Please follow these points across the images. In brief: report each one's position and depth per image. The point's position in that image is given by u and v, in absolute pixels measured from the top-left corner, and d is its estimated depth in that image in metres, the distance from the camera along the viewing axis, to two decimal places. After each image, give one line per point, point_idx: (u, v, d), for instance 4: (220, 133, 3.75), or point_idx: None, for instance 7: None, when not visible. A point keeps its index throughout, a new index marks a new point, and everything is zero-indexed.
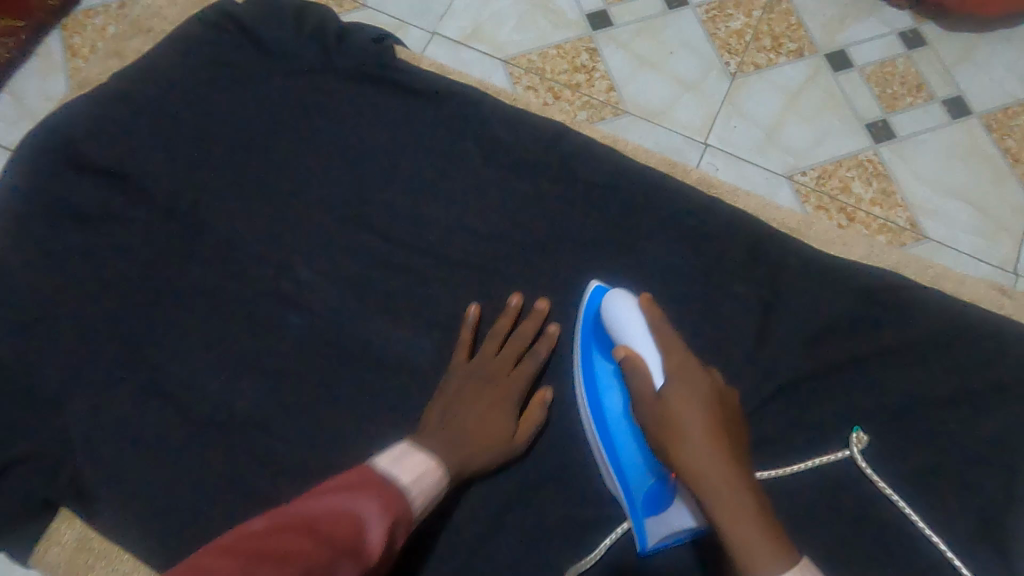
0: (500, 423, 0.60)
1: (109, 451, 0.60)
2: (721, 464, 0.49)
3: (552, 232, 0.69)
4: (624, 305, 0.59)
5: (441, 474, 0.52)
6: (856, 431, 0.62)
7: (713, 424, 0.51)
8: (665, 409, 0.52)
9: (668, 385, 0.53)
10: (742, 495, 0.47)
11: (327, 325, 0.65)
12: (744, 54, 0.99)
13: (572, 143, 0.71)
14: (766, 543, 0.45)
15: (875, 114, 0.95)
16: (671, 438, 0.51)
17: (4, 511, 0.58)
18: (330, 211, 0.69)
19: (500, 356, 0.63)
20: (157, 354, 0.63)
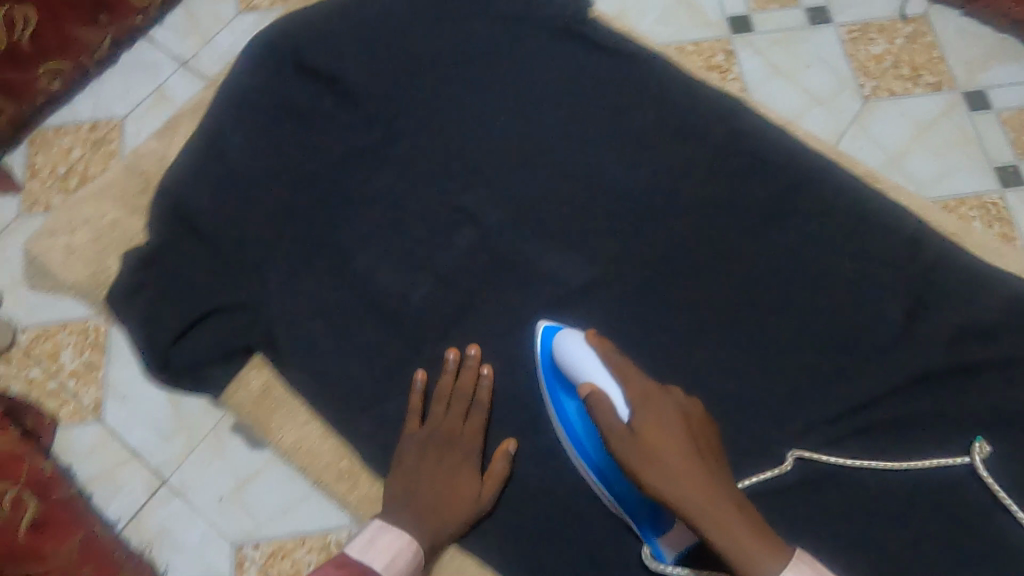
0: (469, 485, 0.64)
1: (300, 317, 0.68)
2: (702, 484, 0.55)
3: (716, 197, 0.73)
4: (576, 343, 0.61)
5: (416, 545, 0.61)
6: (979, 441, 0.64)
7: (686, 446, 0.57)
8: (642, 440, 0.56)
9: (636, 416, 0.57)
10: (724, 507, 0.54)
11: (499, 244, 0.71)
12: (881, 79, 1.01)
13: (745, 120, 0.75)
14: (758, 543, 0.53)
15: (1008, 158, 0.95)
16: (652, 470, 0.56)
17: (211, 349, 0.67)
18: (513, 147, 0.74)
19: (450, 416, 0.66)
20: (348, 243, 0.71)
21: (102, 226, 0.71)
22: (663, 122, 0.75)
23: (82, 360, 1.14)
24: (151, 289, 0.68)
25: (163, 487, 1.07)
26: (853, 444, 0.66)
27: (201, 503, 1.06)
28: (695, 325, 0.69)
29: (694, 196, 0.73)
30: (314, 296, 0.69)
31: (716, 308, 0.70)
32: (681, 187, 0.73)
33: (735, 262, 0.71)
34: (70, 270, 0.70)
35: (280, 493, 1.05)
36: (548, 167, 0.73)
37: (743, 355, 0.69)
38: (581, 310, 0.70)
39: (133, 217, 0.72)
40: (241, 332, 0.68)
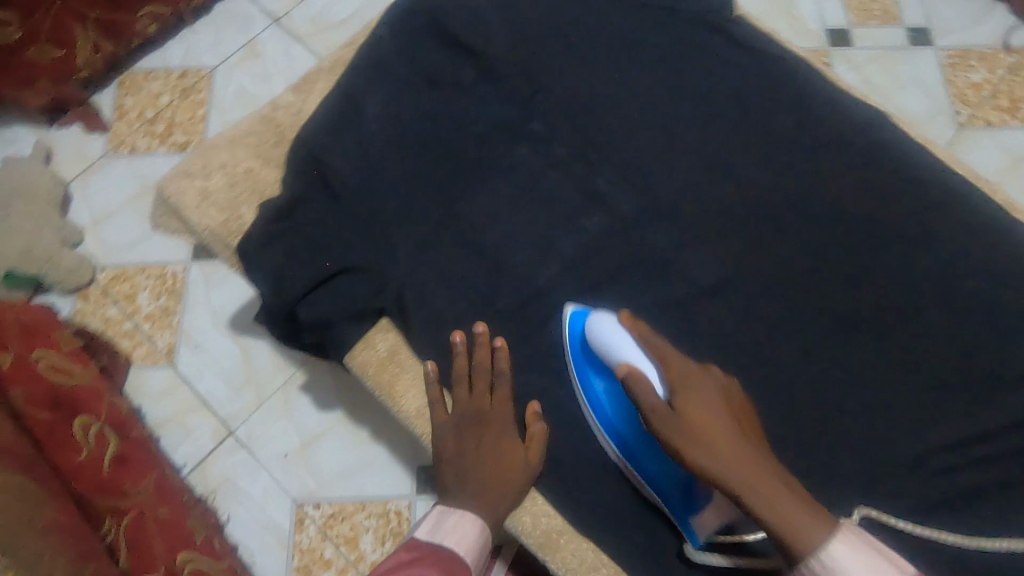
0: (512, 454, 0.64)
1: (427, 283, 0.68)
2: (748, 461, 0.55)
3: (855, 205, 0.71)
4: (609, 324, 0.62)
5: (477, 518, 0.63)
6: None
7: (727, 423, 0.57)
8: (683, 417, 0.57)
9: (675, 396, 0.58)
10: (771, 484, 0.54)
11: (628, 232, 0.71)
12: (977, 109, 1.32)
13: (888, 131, 0.74)
14: (808, 518, 0.52)
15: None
16: (694, 446, 0.56)
17: (338, 306, 0.67)
18: (652, 134, 0.73)
19: (474, 393, 0.66)
20: (478, 215, 0.71)
21: (237, 174, 0.72)
22: (805, 125, 0.74)
23: (157, 304, 1.20)
24: (284, 240, 0.68)
25: (230, 437, 1.12)
26: (993, 470, 0.63)
27: (266, 458, 1.11)
28: (828, 334, 0.68)
29: (837, 201, 0.71)
30: (446, 263, 0.69)
31: (851, 319, 0.68)
32: (822, 191, 0.71)
33: (871, 275, 0.69)
34: (202, 213, 0.70)
35: (346, 456, 1.11)
36: (686, 158, 0.73)
37: (879, 369, 0.67)
38: (706, 308, 0.69)
39: (268, 168, 0.73)
40: (371, 292, 0.68)
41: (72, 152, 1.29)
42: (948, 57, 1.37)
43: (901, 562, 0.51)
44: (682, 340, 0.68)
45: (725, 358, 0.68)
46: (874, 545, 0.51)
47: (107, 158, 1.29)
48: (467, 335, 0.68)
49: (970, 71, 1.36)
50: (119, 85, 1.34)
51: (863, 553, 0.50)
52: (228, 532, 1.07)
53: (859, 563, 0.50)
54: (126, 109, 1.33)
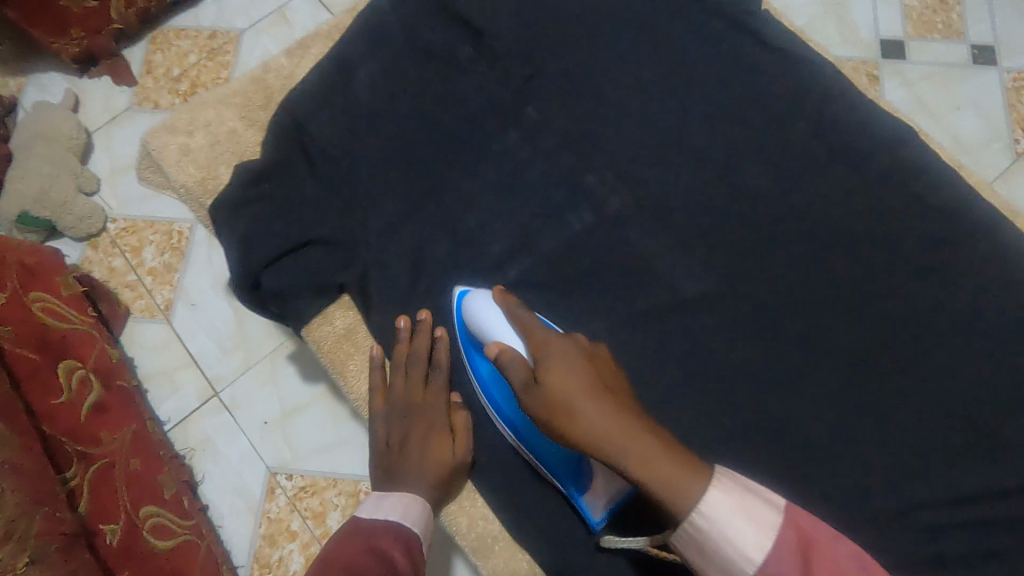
0: (441, 447, 0.62)
1: (394, 264, 0.65)
2: (615, 420, 0.49)
3: (862, 231, 0.65)
4: (482, 300, 0.60)
5: (415, 496, 0.60)
6: None
7: (591, 383, 0.51)
8: (548, 385, 0.51)
9: (540, 363, 0.53)
10: (641, 441, 0.48)
11: (613, 231, 0.66)
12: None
13: (920, 151, 0.67)
14: (681, 471, 0.47)
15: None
16: (562, 416, 0.50)
17: (303, 278, 0.65)
18: (654, 133, 0.68)
19: (410, 384, 0.64)
20: (456, 199, 0.67)
21: (220, 133, 0.71)
22: (824, 136, 0.67)
23: (162, 260, 1.22)
24: (255, 207, 0.66)
25: (215, 399, 1.13)
26: (960, 533, 0.59)
27: (247, 423, 1.11)
28: (810, 370, 0.63)
29: (848, 223, 0.65)
30: (418, 246, 0.66)
31: (839, 357, 0.63)
32: (831, 213, 0.65)
33: (866, 310, 0.64)
34: (180, 170, 0.70)
35: (325, 432, 1.10)
36: (688, 161, 0.68)
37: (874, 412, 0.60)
38: (687, 323, 0.64)
39: (251, 130, 0.71)
40: (338, 266, 0.66)
41: (98, 103, 1.32)
42: (1013, 79, 1.26)
43: (771, 496, 0.48)
44: (657, 353, 0.63)
45: (699, 381, 0.63)
46: (743, 484, 0.48)
47: (131, 111, 1.31)
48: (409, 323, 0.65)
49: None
50: (149, 40, 1.36)
51: (734, 495, 0.47)
52: (201, 492, 1.08)
53: (733, 507, 0.46)
54: (155, 65, 1.35)
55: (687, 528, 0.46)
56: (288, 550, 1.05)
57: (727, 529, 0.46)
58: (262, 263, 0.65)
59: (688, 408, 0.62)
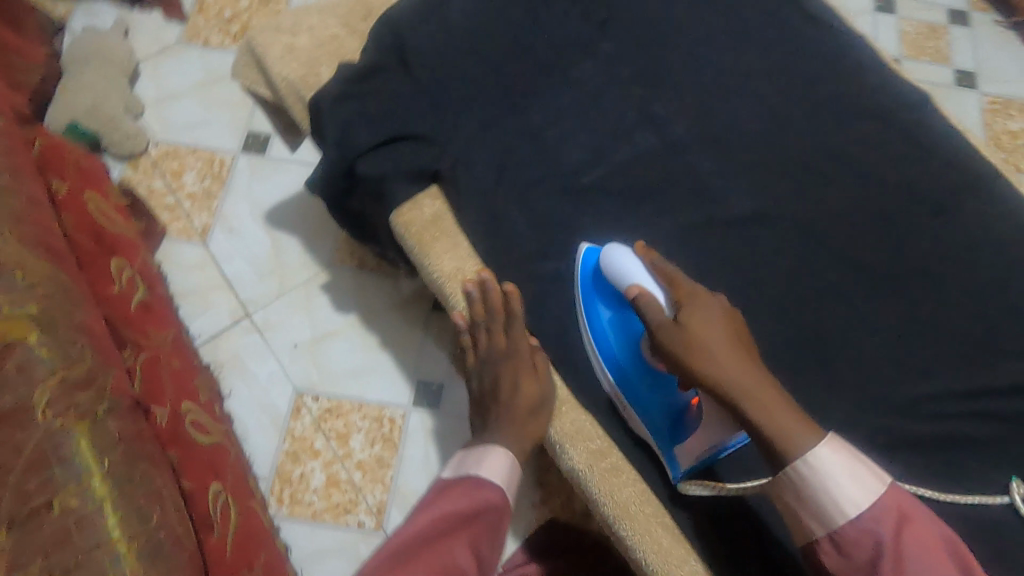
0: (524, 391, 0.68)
1: (478, 163, 0.73)
2: (743, 368, 0.56)
3: (891, 168, 0.74)
4: (624, 253, 0.66)
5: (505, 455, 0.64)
6: (1018, 480, 0.63)
7: (727, 333, 0.59)
8: (690, 329, 0.58)
9: (681, 311, 0.60)
10: (769, 394, 0.55)
11: (672, 154, 0.75)
12: (1010, 154, 1.38)
13: (935, 113, 0.78)
14: (799, 426, 0.53)
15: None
16: (693, 356, 0.57)
17: (397, 164, 0.72)
18: (712, 75, 0.78)
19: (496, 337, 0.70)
20: (537, 114, 0.75)
21: (322, 37, 0.77)
22: (858, 92, 0.78)
23: (202, 185, 1.25)
24: (355, 102, 0.73)
25: (247, 319, 1.16)
26: (970, 425, 0.66)
27: (277, 345, 1.15)
28: (842, 279, 0.71)
29: (875, 162, 0.75)
30: (500, 150, 0.73)
31: (866, 271, 0.71)
32: (863, 153, 0.75)
33: (893, 236, 0.72)
34: (284, 64, 0.75)
35: (354, 359, 1.15)
36: (741, 103, 0.77)
37: (893, 320, 0.70)
38: (733, 234, 0.73)
39: (351, 38, 0.78)
40: (427, 159, 0.72)
41: (150, 33, 1.35)
42: (992, 102, 1.43)
43: (876, 467, 0.52)
44: (706, 258, 0.72)
45: (740, 286, 0.71)
46: (855, 453, 0.53)
47: (181, 45, 1.35)
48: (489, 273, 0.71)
49: (1008, 119, 1.41)
50: None
51: (845, 457, 0.52)
52: (227, 406, 1.10)
53: (841, 465, 0.51)
54: (207, 5, 1.39)
55: (789, 472, 0.52)
56: (310, 467, 1.08)
57: (831, 481, 0.51)
58: (361, 151, 0.71)
59: (731, 307, 0.71)
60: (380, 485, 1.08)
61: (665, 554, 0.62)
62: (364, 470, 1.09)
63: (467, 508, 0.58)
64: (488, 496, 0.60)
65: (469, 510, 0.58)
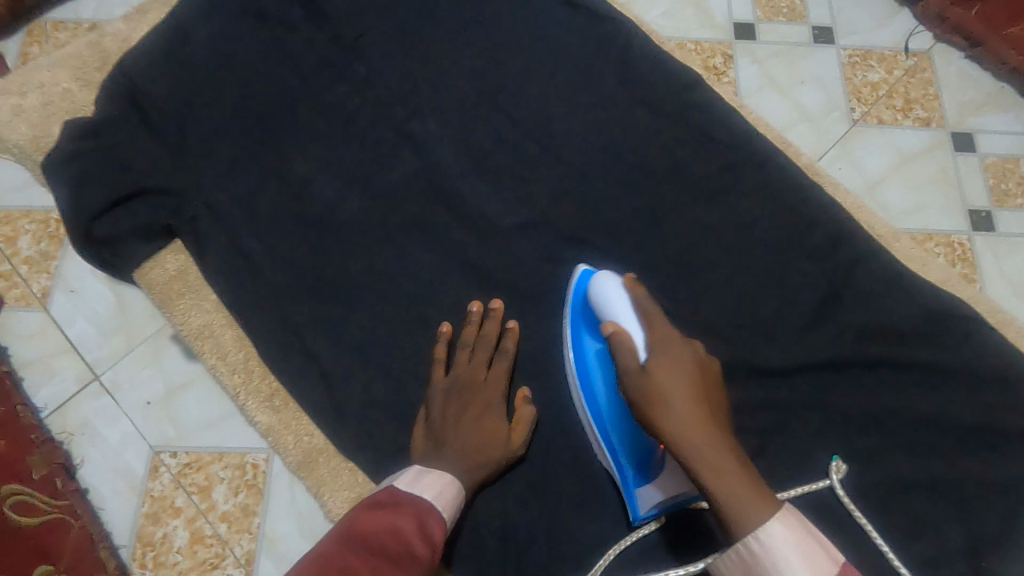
0: (496, 430, 0.61)
1: (224, 208, 0.68)
2: (704, 426, 0.52)
3: (658, 160, 0.72)
4: (613, 284, 0.61)
5: (456, 487, 0.57)
6: (836, 460, 0.62)
7: (693, 388, 0.54)
8: (654, 381, 0.54)
9: (650, 358, 0.55)
10: (725, 458, 0.51)
11: (434, 171, 0.71)
12: (871, 108, 1.08)
13: (707, 94, 0.74)
14: (752, 496, 0.50)
15: (983, 205, 1.03)
16: (655, 411, 0.53)
17: (135, 220, 0.67)
18: (472, 84, 0.74)
19: (318, 412, 0.63)
20: (288, 147, 0.71)
21: (53, 94, 0.72)
22: (624, 84, 0.75)
23: (38, 249, 1.19)
24: (87, 158, 0.68)
25: (95, 382, 1.11)
26: (752, 416, 0.64)
27: (129, 405, 1.10)
28: (615, 283, 0.68)
29: (643, 156, 0.72)
30: (249, 191, 0.69)
31: (640, 271, 0.68)
32: (629, 149, 0.72)
33: (666, 230, 0.70)
34: (14, 129, 0.71)
35: (210, 409, 1.10)
36: (503, 109, 0.74)
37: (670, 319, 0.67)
38: (501, 247, 0.69)
39: (86, 91, 0.74)
40: (168, 212, 0.68)
41: None
42: (850, 56, 1.10)
43: (834, 550, 0.49)
44: (472, 278, 0.68)
45: (512, 303, 0.68)
46: (809, 529, 0.50)
47: None
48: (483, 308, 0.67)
49: (869, 70, 1.09)
50: None
51: (801, 536, 0.48)
52: (80, 476, 1.05)
53: (794, 547, 0.48)
54: None
55: (740, 546, 0.49)
56: (171, 527, 1.04)
57: (783, 558, 0.47)
58: (93, 214, 0.67)
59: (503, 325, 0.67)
60: (247, 535, 1.04)
61: None
62: (229, 521, 1.04)
63: (414, 535, 0.50)
64: (433, 534, 0.51)
65: (415, 541, 0.49)
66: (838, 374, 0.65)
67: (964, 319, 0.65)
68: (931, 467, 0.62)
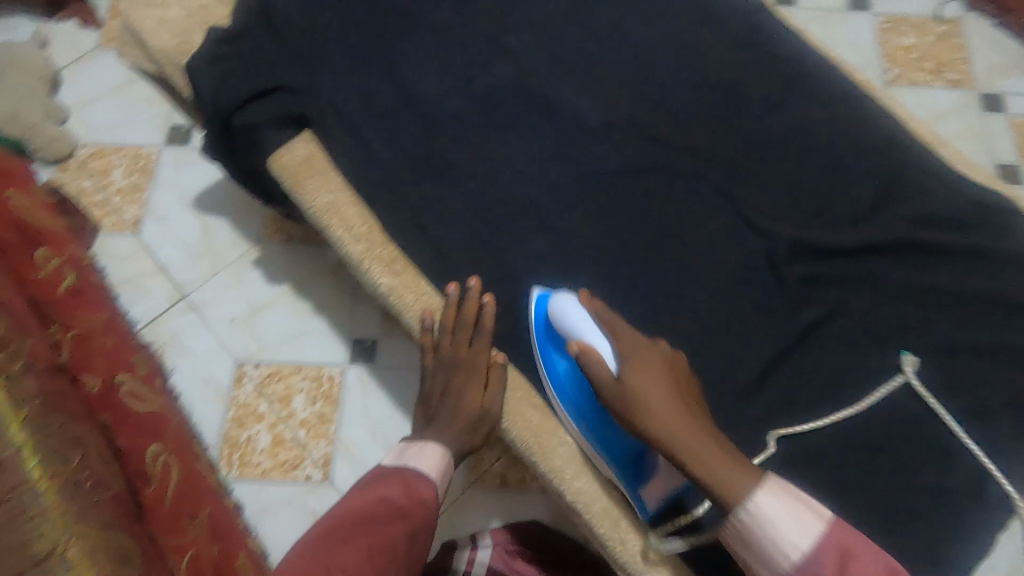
0: (473, 405, 0.71)
1: (346, 105, 0.78)
2: (680, 422, 0.59)
3: (730, 71, 0.80)
4: (568, 301, 0.67)
5: (444, 453, 0.71)
6: (907, 355, 0.70)
7: (666, 388, 0.61)
8: (629, 388, 0.62)
9: (623, 368, 0.63)
10: (702, 442, 0.58)
11: (529, 78, 0.80)
12: (904, 69, 1.32)
13: (772, 16, 0.83)
14: (734, 471, 0.56)
15: (1010, 160, 1.25)
16: (635, 412, 0.61)
17: (269, 112, 0.76)
18: (561, 5, 0.83)
19: (436, 275, 0.73)
20: (398, 56, 0.80)
21: (193, 9, 0.83)
22: (698, 6, 0.83)
23: (131, 180, 1.29)
24: (227, 58, 0.78)
25: (183, 300, 1.21)
26: (813, 289, 0.72)
27: (215, 321, 1.20)
28: (692, 175, 0.76)
29: (715, 68, 0.80)
30: (366, 93, 0.78)
31: (713, 165, 0.77)
32: (702, 63, 0.81)
33: (736, 132, 0.78)
34: (158, 37, 0.81)
35: (289, 325, 1.20)
36: (591, 27, 0.82)
37: (741, 204, 0.75)
38: (589, 142, 0.78)
39: (220, 7, 0.84)
40: (296, 106, 0.77)
41: (66, 42, 1.39)
42: (884, 22, 1.35)
43: (822, 509, 0.55)
44: (565, 168, 0.76)
45: (600, 189, 0.76)
46: (796, 494, 0.55)
47: (98, 51, 1.39)
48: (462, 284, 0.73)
49: (901, 35, 1.34)
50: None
51: (782, 498, 0.54)
52: (172, 381, 1.16)
53: (781, 507, 0.54)
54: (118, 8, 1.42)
55: (736, 521, 0.55)
56: (256, 430, 1.14)
57: (775, 530, 0.53)
58: (235, 103, 0.76)
59: (591, 207, 0.75)
60: (324, 440, 1.13)
61: (546, 440, 0.69)
62: (308, 427, 1.14)
63: (404, 502, 0.67)
64: (421, 493, 0.68)
65: (408, 504, 0.66)
66: (889, 256, 0.73)
67: (1003, 210, 0.74)
68: (976, 336, 0.70)
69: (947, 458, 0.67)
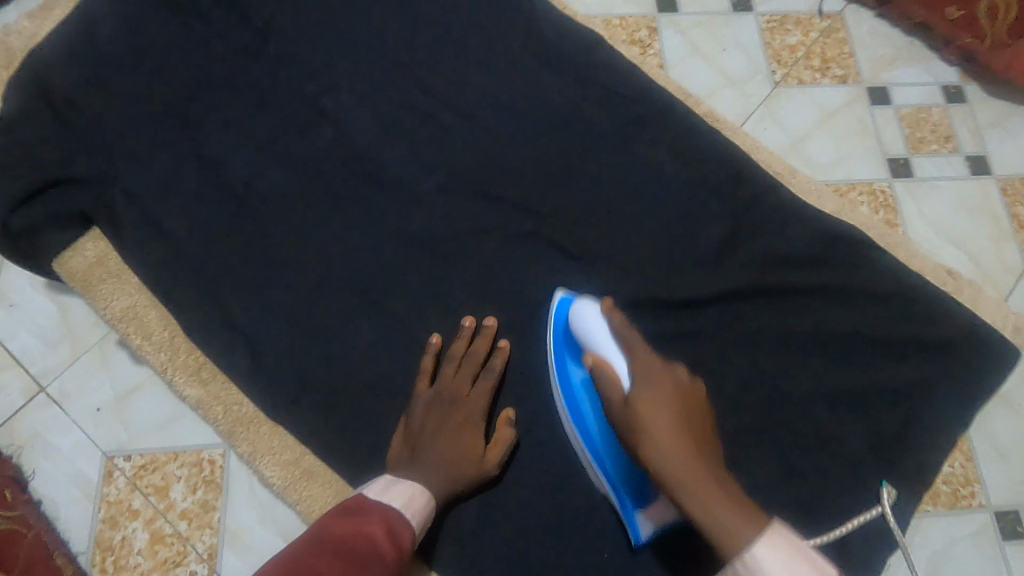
0: (473, 449, 0.62)
1: (144, 194, 0.70)
2: (682, 457, 0.51)
3: (565, 117, 0.75)
4: (591, 312, 0.61)
5: (429, 499, 0.59)
6: (886, 487, 0.64)
7: (677, 417, 0.54)
8: (636, 413, 0.54)
9: (634, 388, 0.55)
10: (706, 483, 0.50)
11: (350, 143, 0.73)
12: (792, 69, 0.93)
13: (608, 51, 0.77)
14: (740, 519, 0.47)
15: (899, 152, 0.90)
16: (637, 441, 0.53)
17: (49, 212, 0.68)
18: (379, 59, 0.76)
19: (255, 378, 0.66)
20: (202, 131, 0.72)
21: None
22: (527, 48, 0.77)
23: None
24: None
25: None
26: (667, 347, 0.68)
27: None
28: (531, 236, 0.71)
29: (549, 116, 0.75)
30: (168, 175, 0.70)
31: (554, 223, 0.71)
32: (536, 110, 0.75)
33: (576, 184, 0.72)
34: None
35: None
36: (416, 79, 0.76)
37: (583, 264, 0.70)
38: (419, 210, 0.71)
39: None
40: (83, 202, 0.69)
41: None
42: (768, 21, 0.95)
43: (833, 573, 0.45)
44: (391, 242, 0.70)
45: (434, 261, 0.69)
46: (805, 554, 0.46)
47: None
48: (478, 323, 0.68)
49: None
50: None
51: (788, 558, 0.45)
52: None
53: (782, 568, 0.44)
54: None
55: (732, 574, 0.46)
56: None
57: None
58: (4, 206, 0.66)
59: (424, 283, 0.69)
60: None
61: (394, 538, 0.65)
62: None
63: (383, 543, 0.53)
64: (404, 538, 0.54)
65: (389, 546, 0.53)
66: (745, 302, 0.69)
67: (857, 243, 0.70)
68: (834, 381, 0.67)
69: (828, 513, 0.65)
